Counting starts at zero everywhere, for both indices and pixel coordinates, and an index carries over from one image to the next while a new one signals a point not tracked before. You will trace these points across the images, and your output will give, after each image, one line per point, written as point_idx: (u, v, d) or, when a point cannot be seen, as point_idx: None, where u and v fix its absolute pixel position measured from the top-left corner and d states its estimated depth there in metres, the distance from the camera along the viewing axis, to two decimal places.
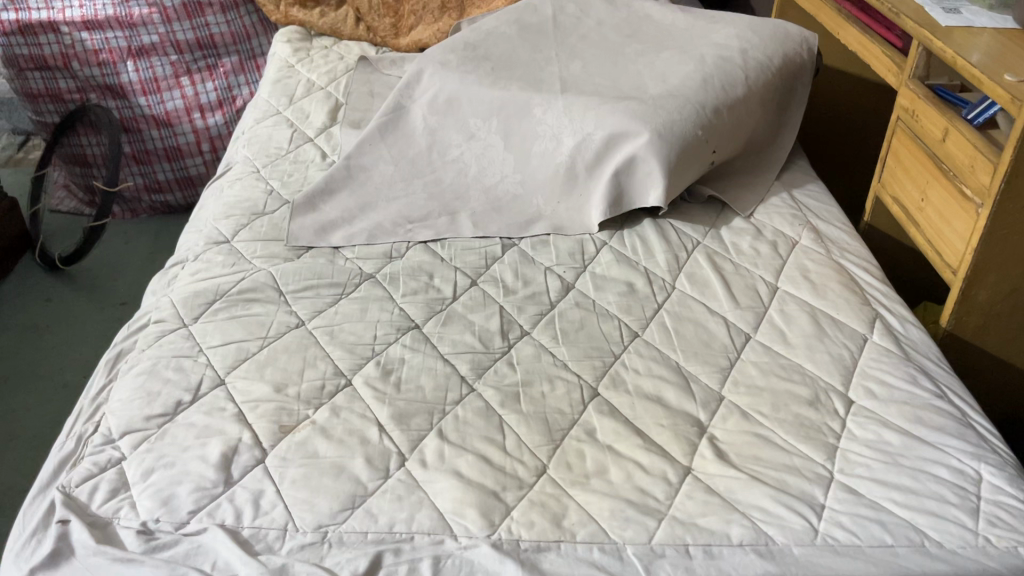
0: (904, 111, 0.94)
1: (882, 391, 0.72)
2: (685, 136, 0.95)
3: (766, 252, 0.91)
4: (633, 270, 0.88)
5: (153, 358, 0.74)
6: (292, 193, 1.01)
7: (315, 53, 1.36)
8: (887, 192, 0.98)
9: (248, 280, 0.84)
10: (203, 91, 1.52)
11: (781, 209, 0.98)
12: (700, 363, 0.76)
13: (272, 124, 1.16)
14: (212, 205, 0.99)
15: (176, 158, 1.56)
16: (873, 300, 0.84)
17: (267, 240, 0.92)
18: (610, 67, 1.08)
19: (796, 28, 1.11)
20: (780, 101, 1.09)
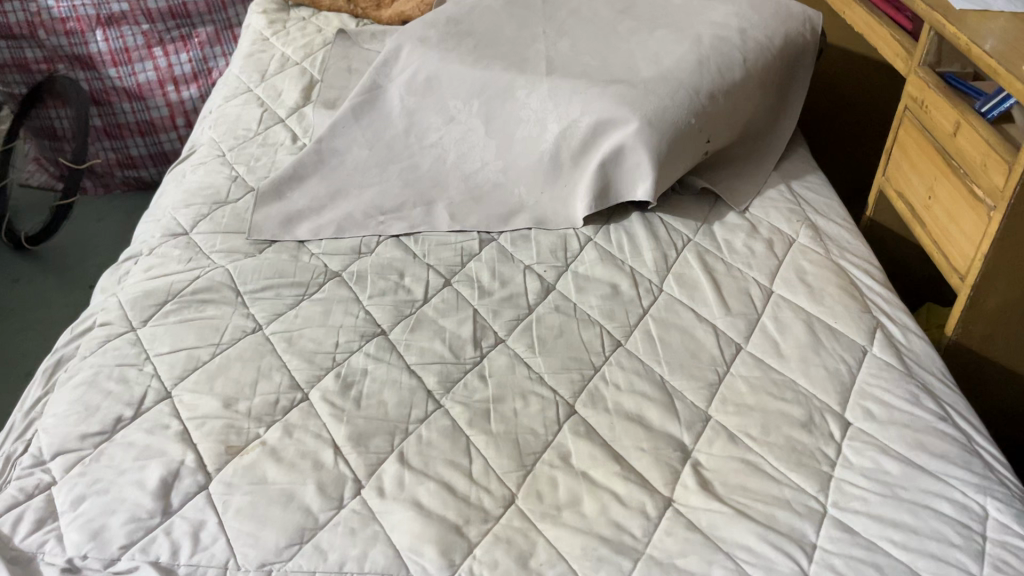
0: (913, 101, 0.87)
1: (881, 412, 0.67)
2: (677, 124, 0.88)
3: (762, 251, 0.85)
4: (618, 271, 0.83)
5: (94, 367, 0.69)
6: (258, 179, 0.95)
7: (292, 25, 1.29)
8: (892, 186, 0.91)
9: (203, 278, 0.78)
10: (177, 62, 1.46)
11: (778, 203, 0.92)
12: (686, 377, 0.70)
13: (241, 103, 1.09)
14: (172, 191, 0.93)
15: (149, 132, 1.50)
16: (874, 306, 0.79)
17: (227, 233, 0.85)
18: (601, 45, 1.01)
19: (798, 5, 1.05)
20: (781, 83, 1.02)
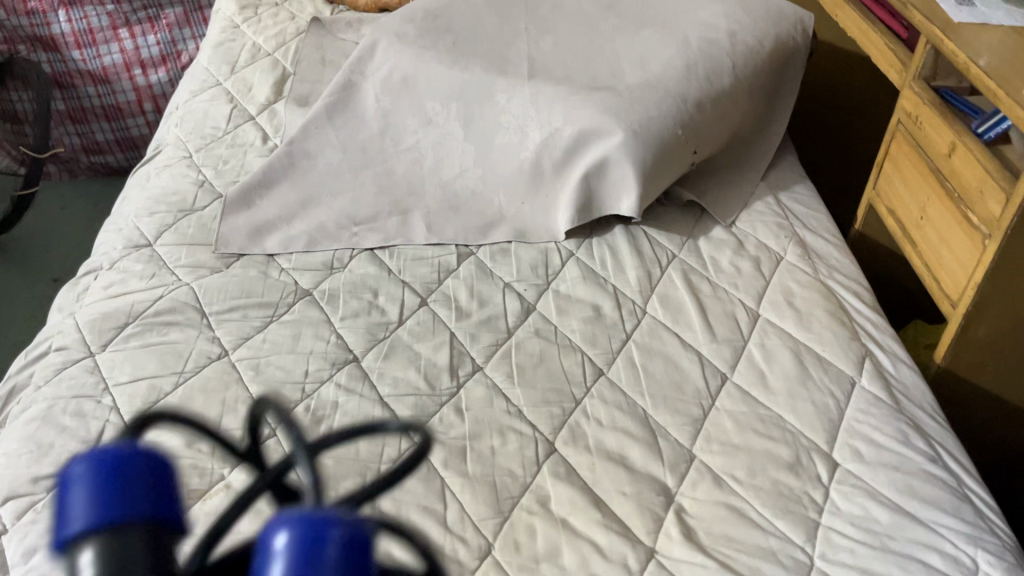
0: (907, 115, 0.84)
1: (870, 453, 0.65)
2: (663, 134, 0.85)
3: (748, 270, 0.83)
4: (601, 290, 0.80)
5: (49, 399, 0.65)
6: (226, 184, 0.91)
7: (264, 12, 1.24)
8: (881, 201, 0.89)
9: (166, 299, 0.74)
10: (144, 45, 1.41)
11: (766, 217, 0.90)
12: (669, 413, 0.68)
13: (209, 98, 1.04)
14: (135, 197, 0.89)
15: (116, 117, 1.44)
16: (862, 333, 0.76)
17: (193, 245, 0.82)
18: (585, 45, 0.97)
19: (789, 5, 1.01)
20: (770, 88, 0.99)
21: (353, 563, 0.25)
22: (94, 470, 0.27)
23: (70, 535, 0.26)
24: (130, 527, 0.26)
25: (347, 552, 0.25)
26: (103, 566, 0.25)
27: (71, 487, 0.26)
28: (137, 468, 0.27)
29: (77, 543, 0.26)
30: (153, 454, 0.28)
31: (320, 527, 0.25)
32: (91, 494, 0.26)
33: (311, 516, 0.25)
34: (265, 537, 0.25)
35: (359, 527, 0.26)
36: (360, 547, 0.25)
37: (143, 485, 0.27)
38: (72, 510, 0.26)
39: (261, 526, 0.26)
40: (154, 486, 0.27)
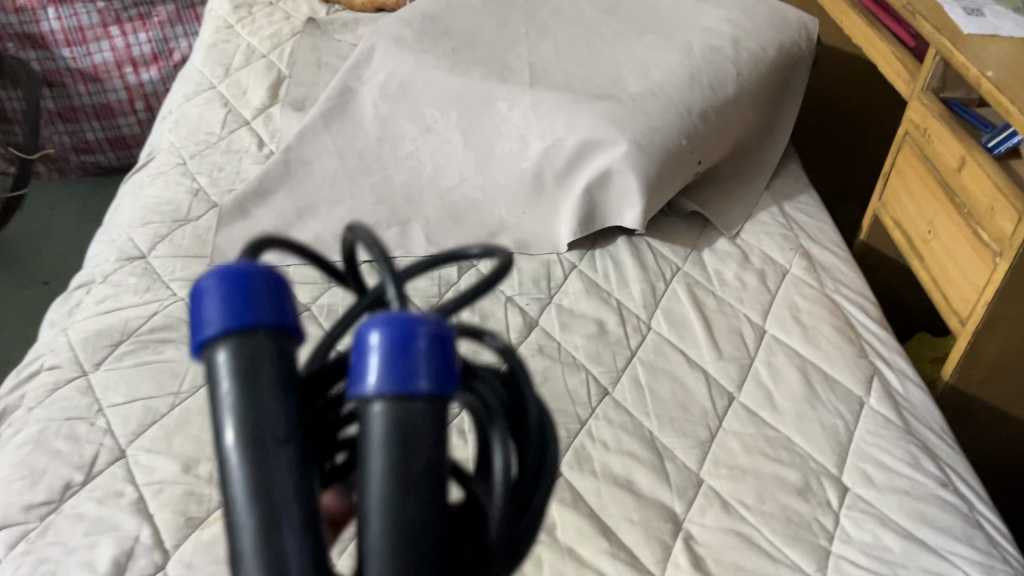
0: (915, 127, 0.83)
1: (880, 477, 0.64)
2: (667, 145, 0.84)
3: (753, 284, 0.81)
4: (604, 305, 0.78)
5: (42, 422, 0.64)
6: (221, 193, 0.89)
7: (257, 12, 1.22)
8: (888, 212, 0.87)
9: (161, 314, 0.72)
10: (135, 43, 1.39)
11: (770, 228, 0.88)
12: (676, 435, 0.66)
13: (203, 102, 1.02)
14: (128, 206, 0.87)
15: (107, 117, 1.41)
16: (870, 350, 0.75)
17: (188, 257, 0.80)
18: (587, 50, 0.95)
19: (792, 10, 1.00)
20: (774, 96, 0.97)
21: (438, 359, 0.27)
22: (222, 281, 0.29)
23: (204, 337, 0.28)
24: (257, 333, 0.28)
25: (435, 349, 0.27)
26: (235, 365, 0.28)
27: (200, 297, 0.29)
28: (259, 279, 0.29)
29: (214, 345, 0.28)
30: (272, 270, 0.30)
31: (409, 327, 0.27)
32: (219, 298, 0.29)
33: (401, 319, 0.28)
34: (358, 336, 0.28)
35: (441, 326, 0.28)
36: (446, 344, 0.27)
37: (265, 289, 0.29)
38: (207, 316, 0.28)
39: (355, 329, 0.28)
40: (276, 293, 0.29)
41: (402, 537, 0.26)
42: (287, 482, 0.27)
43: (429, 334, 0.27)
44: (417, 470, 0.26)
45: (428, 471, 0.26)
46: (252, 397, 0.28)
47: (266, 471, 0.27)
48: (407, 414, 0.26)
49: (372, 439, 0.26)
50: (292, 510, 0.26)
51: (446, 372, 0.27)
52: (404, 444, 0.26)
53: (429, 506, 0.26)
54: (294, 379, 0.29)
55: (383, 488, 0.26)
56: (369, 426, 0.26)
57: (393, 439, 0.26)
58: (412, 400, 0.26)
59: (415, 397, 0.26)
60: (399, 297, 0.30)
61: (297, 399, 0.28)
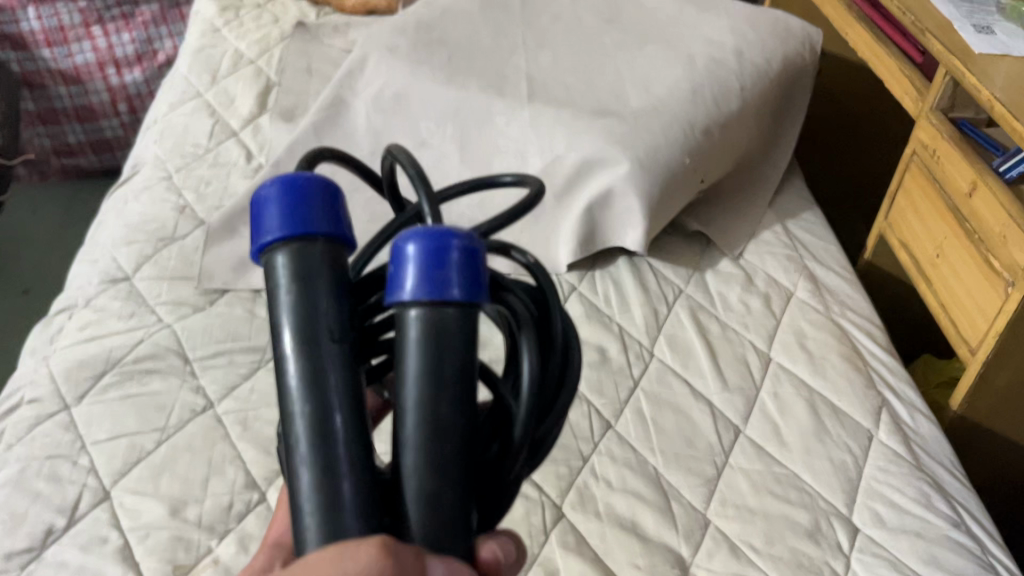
0: (923, 147, 0.81)
1: (891, 517, 0.62)
2: (670, 164, 0.81)
3: (758, 308, 0.79)
4: (606, 331, 0.76)
5: (22, 461, 0.62)
6: (209, 210, 0.86)
7: (245, 14, 1.18)
8: (895, 233, 0.85)
9: (146, 344, 0.70)
10: (118, 43, 1.35)
11: (774, 248, 0.86)
12: (682, 472, 0.64)
13: (189, 111, 0.99)
14: (112, 224, 0.84)
15: (88, 118, 1.38)
16: (878, 379, 0.73)
17: (175, 280, 0.77)
18: (586, 61, 0.93)
19: (796, 21, 0.98)
20: (777, 109, 0.95)
21: (469, 268, 0.32)
22: (284, 191, 0.34)
23: (265, 242, 0.34)
24: (313, 239, 0.34)
25: (467, 260, 0.32)
26: (294, 270, 0.34)
27: (263, 205, 0.35)
28: (316, 190, 0.35)
29: (277, 248, 0.34)
30: (328, 182, 0.35)
31: (442, 241, 0.32)
32: (279, 208, 0.34)
33: (436, 231, 0.32)
34: (397, 247, 0.33)
35: (473, 239, 0.33)
36: (475, 256, 0.32)
37: (320, 201, 0.35)
38: (270, 221, 0.34)
39: (395, 241, 0.33)
40: (330, 205, 0.35)
41: (433, 427, 0.32)
42: (335, 379, 0.33)
43: (462, 244, 0.32)
44: (446, 372, 0.32)
45: (460, 369, 0.32)
46: (306, 303, 0.33)
47: (320, 363, 0.33)
48: (441, 322, 0.32)
49: (411, 344, 0.32)
50: (338, 402, 0.33)
51: (475, 285, 0.32)
52: (438, 349, 0.32)
53: (457, 403, 0.32)
54: (343, 284, 0.34)
55: (419, 387, 0.32)
56: (408, 332, 0.32)
57: (427, 344, 0.32)
58: (446, 305, 0.32)
59: (450, 302, 0.32)
60: (433, 213, 0.35)
61: (345, 303, 0.34)
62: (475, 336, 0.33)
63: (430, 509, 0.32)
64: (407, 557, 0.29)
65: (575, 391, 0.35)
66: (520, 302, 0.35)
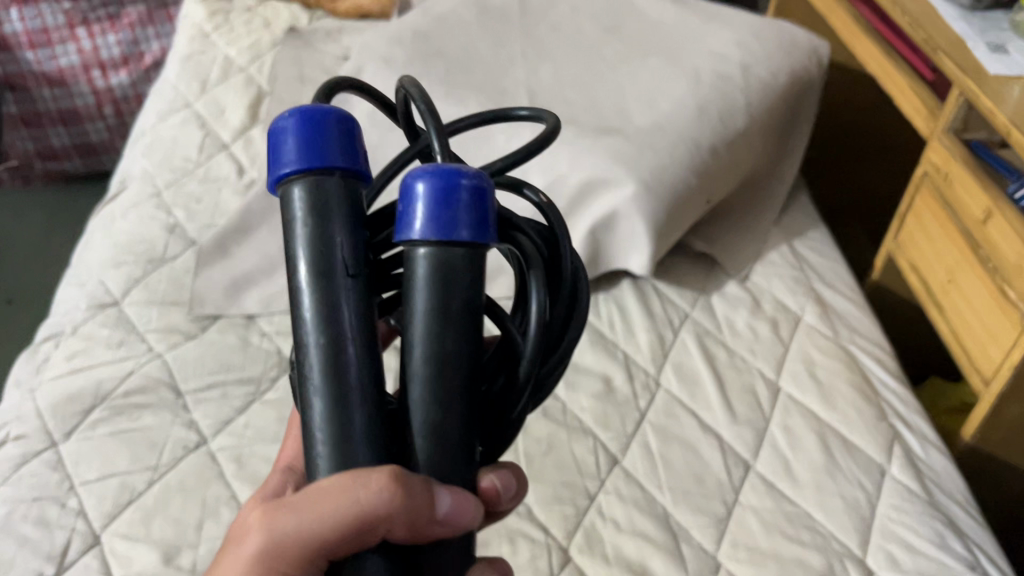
0: (935, 169, 0.79)
1: (906, 559, 0.61)
2: (677, 186, 0.79)
3: (766, 334, 0.78)
4: (611, 359, 0.74)
5: (8, 503, 0.59)
6: (200, 229, 0.83)
7: (234, 18, 1.15)
8: (904, 255, 0.84)
9: (137, 375, 0.67)
10: (104, 45, 1.31)
11: (781, 269, 0.85)
12: (691, 511, 0.63)
13: (179, 122, 0.96)
14: (99, 244, 0.81)
15: (73, 121, 1.35)
16: (889, 410, 0.72)
17: (165, 305, 0.75)
18: (588, 74, 0.90)
19: (802, 33, 0.96)
20: (783, 125, 0.93)
21: (478, 207, 0.34)
22: (301, 124, 0.36)
23: (283, 172, 0.36)
24: (329, 173, 0.36)
25: (476, 200, 0.33)
26: (309, 203, 0.35)
27: (281, 134, 0.36)
28: (333, 123, 0.36)
29: (293, 180, 0.36)
30: (344, 114, 0.37)
31: (453, 177, 0.33)
32: (297, 139, 0.35)
33: (445, 168, 0.33)
34: (408, 182, 0.34)
35: (483, 178, 0.34)
36: (483, 192, 0.34)
37: (336, 133, 0.36)
38: (288, 153, 0.36)
39: (405, 175, 0.34)
40: (345, 138, 0.36)
41: (438, 360, 0.34)
42: (348, 311, 0.35)
43: (471, 180, 0.33)
44: (452, 308, 0.34)
45: (465, 305, 0.34)
46: (321, 234, 0.35)
47: (334, 295, 0.35)
48: (450, 261, 0.34)
49: (419, 281, 0.34)
50: (350, 332, 0.35)
51: (483, 221, 0.34)
52: (446, 286, 0.34)
53: (462, 337, 0.35)
54: (357, 214, 0.36)
55: (427, 323, 0.34)
56: (416, 269, 0.34)
57: (434, 281, 0.34)
58: (454, 244, 0.34)
59: (457, 241, 0.34)
60: (443, 148, 0.36)
61: (359, 233, 0.36)
62: (480, 273, 0.35)
63: (435, 438, 0.35)
64: (417, 486, 0.33)
65: (575, 330, 0.38)
66: (528, 245, 0.37)
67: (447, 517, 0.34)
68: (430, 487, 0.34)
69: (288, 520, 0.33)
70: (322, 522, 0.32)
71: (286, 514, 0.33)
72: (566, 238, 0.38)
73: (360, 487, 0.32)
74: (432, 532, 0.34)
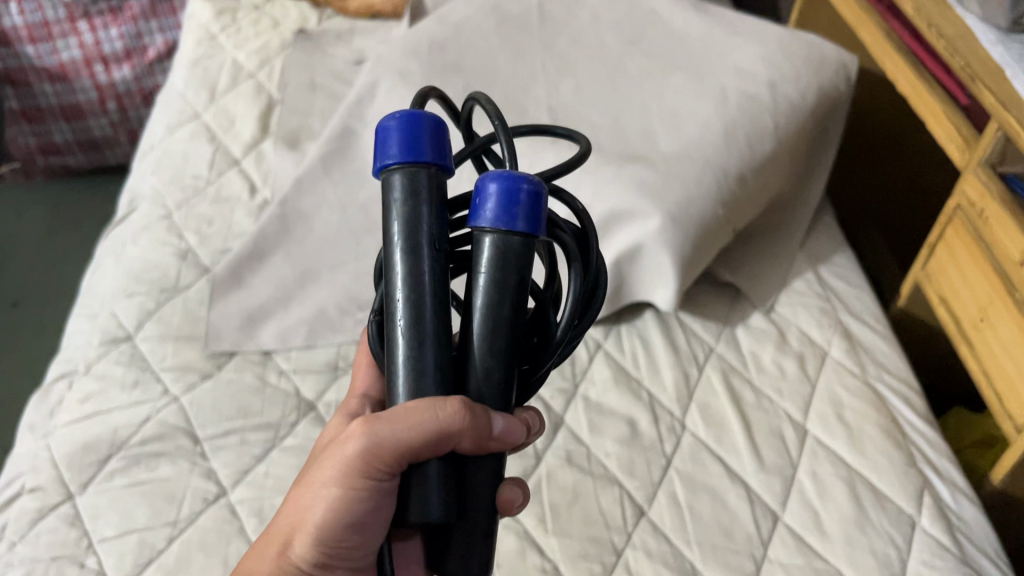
0: (969, 203, 0.77)
1: None
2: (704, 217, 0.77)
3: (793, 371, 0.76)
4: (635, 400, 0.73)
5: (27, 563, 0.58)
6: (213, 255, 0.81)
7: (242, 18, 1.12)
8: (933, 286, 0.82)
9: (152, 422, 0.66)
10: (106, 39, 1.28)
11: (806, 299, 0.83)
12: (720, 568, 0.62)
13: (187, 136, 0.93)
14: (110, 272, 0.79)
15: (76, 118, 1.33)
16: (917, 455, 0.71)
17: (180, 341, 0.73)
18: (611, 92, 0.88)
19: (831, 47, 0.93)
20: (810, 145, 0.90)
21: (536, 208, 0.39)
22: (403, 124, 0.40)
23: (386, 163, 0.40)
24: (423, 164, 0.40)
25: (534, 201, 0.39)
26: (404, 188, 0.40)
27: (385, 131, 0.40)
28: (427, 125, 0.40)
29: (392, 169, 0.40)
30: (436, 116, 0.41)
31: (516, 183, 0.38)
32: (399, 136, 0.40)
33: (511, 174, 0.39)
34: (480, 184, 0.39)
35: (541, 185, 0.39)
36: (542, 197, 0.39)
37: (430, 133, 0.40)
38: (390, 147, 0.40)
39: (479, 176, 0.40)
40: (436, 136, 0.41)
41: (495, 327, 0.40)
42: (428, 279, 0.40)
43: (531, 186, 0.39)
44: (508, 284, 0.39)
45: (519, 283, 0.39)
46: (414, 214, 0.40)
47: (417, 267, 0.40)
48: (508, 246, 0.39)
49: (483, 259, 0.39)
50: (430, 296, 0.40)
51: (538, 218, 0.39)
52: (505, 266, 0.39)
53: (518, 308, 0.40)
54: (440, 202, 0.41)
55: (487, 295, 0.39)
56: (481, 249, 0.39)
57: (495, 262, 0.39)
58: (513, 234, 0.39)
59: (516, 232, 0.39)
60: (508, 145, 0.42)
61: (441, 215, 0.41)
62: (533, 255, 0.40)
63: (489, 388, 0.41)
64: (479, 412, 0.39)
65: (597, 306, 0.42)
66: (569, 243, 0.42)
67: (503, 436, 0.40)
68: (488, 412, 0.40)
69: (380, 431, 0.39)
70: (408, 435, 0.39)
71: (379, 426, 0.40)
72: (596, 238, 0.43)
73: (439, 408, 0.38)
74: (490, 445, 0.40)
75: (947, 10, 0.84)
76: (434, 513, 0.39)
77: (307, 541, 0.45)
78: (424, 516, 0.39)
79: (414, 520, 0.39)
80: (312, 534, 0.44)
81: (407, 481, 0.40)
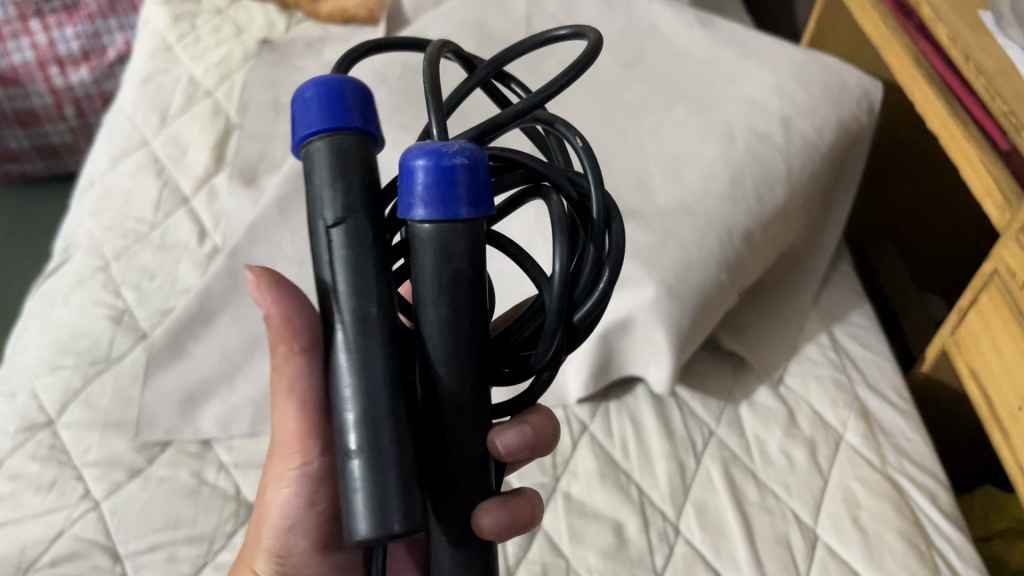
0: (1008, 270, 0.67)
1: None
2: (705, 284, 0.68)
3: (804, 462, 0.67)
4: (623, 500, 0.64)
5: None
6: (153, 316, 0.72)
7: (202, 24, 1.02)
8: (964, 356, 0.73)
9: (68, 538, 0.58)
10: (61, 39, 1.25)
11: (819, 370, 0.74)
12: None
13: (132, 169, 0.84)
14: (35, 339, 0.71)
15: (32, 123, 1.31)
16: (946, 569, 0.62)
17: (107, 428, 0.64)
18: (605, 128, 0.78)
19: (852, 72, 0.82)
20: (828, 186, 0.80)
21: (479, 185, 0.32)
22: (323, 93, 0.33)
23: (307, 134, 0.33)
24: (351, 133, 0.33)
25: (473, 176, 0.32)
26: (332, 157, 0.33)
27: (304, 101, 0.33)
28: (349, 89, 0.33)
29: (316, 139, 0.33)
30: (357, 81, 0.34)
31: (445, 158, 0.31)
32: (320, 106, 0.33)
33: (435, 150, 0.31)
34: (404, 162, 0.32)
35: (478, 153, 0.32)
36: (480, 171, 0.32)
37: (356, 98, 0.33)
38: (312, 118, 0.33)
39: (400, 157, 0.32)
40: (362, 103, 0.34)
41: (456, 315, 0.33)
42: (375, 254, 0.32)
43: (464, 159, 0.31)
44: (457, 274, 0.32)
45: (467, 272, 0.32)
46: (347, 183, 0.32)
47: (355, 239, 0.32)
48: (450, 238, 0.32)
49: (421, 255, 0.32)
50: (379, 265, 0.32)
51: (481, 196, 0.32)
52: (448, 259, 0.32)
53: (477, 296, 0.33)
54: (376, 175, 0.33)
55: (433, 289, 0.32)
56: (418, 242, 0.32)
57: (436, 256, 0.32)
58: (455, 221, 0.32)
59: (458, 219, 0.32)
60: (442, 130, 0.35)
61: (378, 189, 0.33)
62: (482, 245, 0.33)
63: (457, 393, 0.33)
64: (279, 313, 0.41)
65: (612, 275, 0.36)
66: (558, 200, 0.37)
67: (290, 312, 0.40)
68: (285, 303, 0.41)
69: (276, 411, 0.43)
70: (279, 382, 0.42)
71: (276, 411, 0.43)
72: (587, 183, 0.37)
73: (296, 362, 0.40)
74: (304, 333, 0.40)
75: (987, 40, 0.74)
76: (396, 525, 0.29)
77: (273, 541, 0.47)
78: (377, 526, 0.29)
79: (363, 535, 0.29)
80: (275, 538, 0.46)
81: (348, 480, 0.30)
